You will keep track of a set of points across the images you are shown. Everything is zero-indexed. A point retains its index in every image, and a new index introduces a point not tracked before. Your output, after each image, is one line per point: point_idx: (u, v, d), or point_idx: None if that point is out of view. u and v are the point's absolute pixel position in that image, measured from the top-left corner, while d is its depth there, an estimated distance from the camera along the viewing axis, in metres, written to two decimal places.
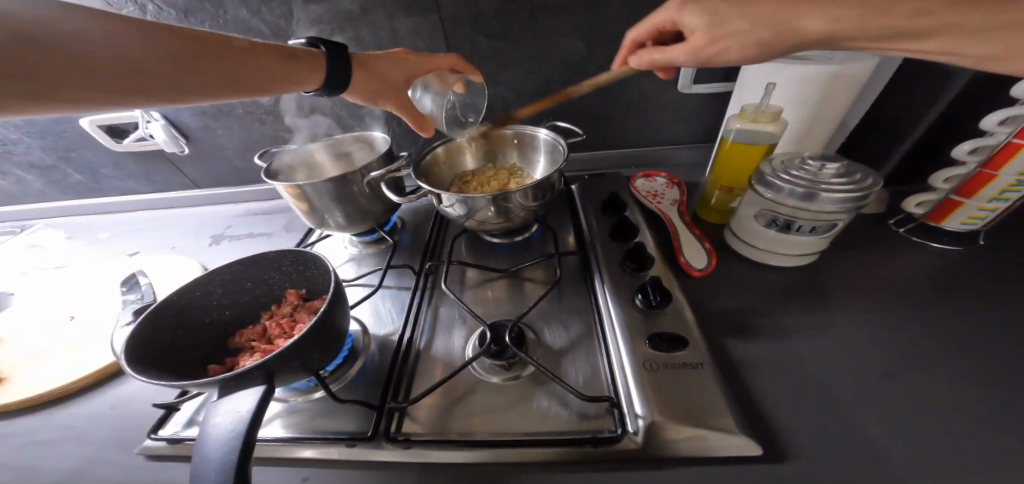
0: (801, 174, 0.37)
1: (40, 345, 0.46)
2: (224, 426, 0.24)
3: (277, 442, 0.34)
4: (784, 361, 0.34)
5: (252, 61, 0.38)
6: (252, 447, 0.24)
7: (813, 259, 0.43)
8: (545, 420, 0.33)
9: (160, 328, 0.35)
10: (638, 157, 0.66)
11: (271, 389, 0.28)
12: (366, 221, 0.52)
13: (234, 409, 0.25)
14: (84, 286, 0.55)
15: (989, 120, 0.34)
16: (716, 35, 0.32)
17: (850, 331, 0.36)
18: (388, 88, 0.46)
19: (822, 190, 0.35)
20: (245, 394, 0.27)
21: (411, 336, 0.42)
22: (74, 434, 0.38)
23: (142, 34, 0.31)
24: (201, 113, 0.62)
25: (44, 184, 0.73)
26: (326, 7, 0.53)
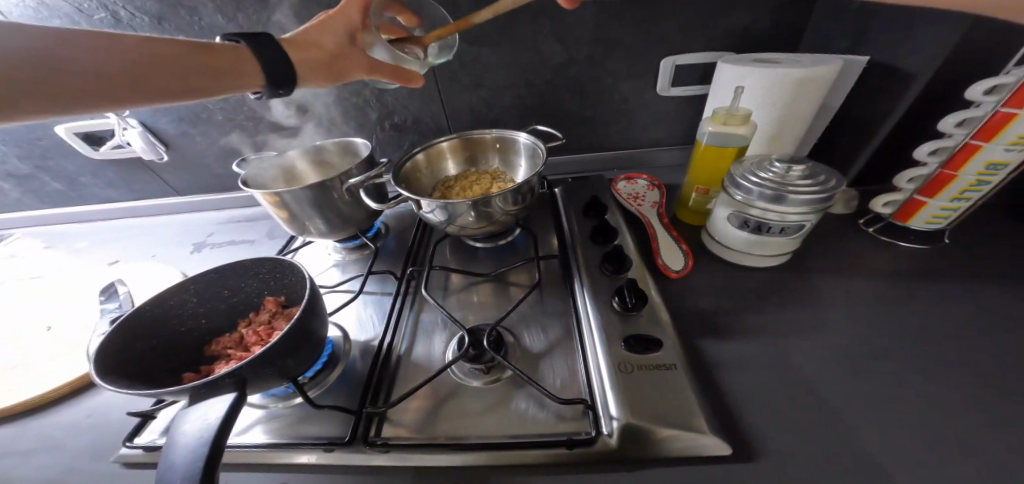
0: (769, 177, 0.38)
1: (11, 357, 0.45)
2: (193, 433, 0.24)
3: (255, 450, 0.34)
4: (756, 360, 0.35)
5: (186, 63, 0.36)
6: (221, 452, 0.24)
7: (787, 259, 0.44)
8: (523, 422, 0.34)
9: (133, 337, 0.35)
10: (621, 158, 0.67)
11: (243, 395, 0.28)
12: (347, 226, 0.51)
13: (204, 417, 0.25)
14: (64, 294, 0.54)
15: (947, 123, 0.35)
16: None
17: (822, 328, 0.37)
18: (341, 57, 0.42)
19: (789, 192, 0.36)
20: (215, 401, 0.27)
21: (392, 341, 0.42)
22: (47, 444, 0.37)
23: (61, 47, 0.30)
24: (180, 119, 0.61)
25: (20, 193, 0.72)
26: (303, 12, 0.53)
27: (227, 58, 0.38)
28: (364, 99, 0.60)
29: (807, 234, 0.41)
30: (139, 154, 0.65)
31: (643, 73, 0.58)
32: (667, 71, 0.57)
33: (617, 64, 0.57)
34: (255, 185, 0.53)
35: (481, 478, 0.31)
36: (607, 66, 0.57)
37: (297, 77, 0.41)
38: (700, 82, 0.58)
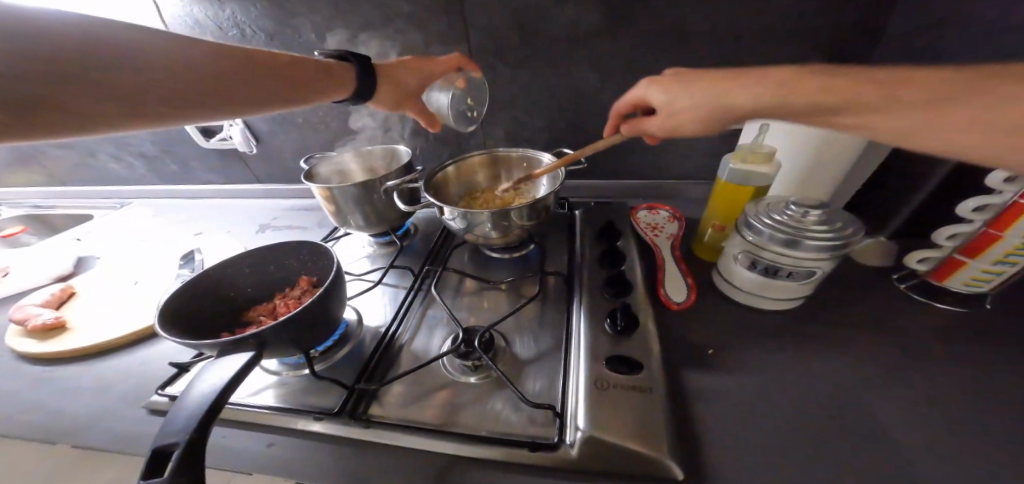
0: (784, 219, 0.36)
1: (109, 301, 0.55)
2: (205, 380, 0.28)
3: (264, 407, 0.39)
4: (745, 400, 0.33)
5: (287, 71, 0.43)
6: (218, 410, 0.26)
7: (798, 305, 0.42)
8: (496, 422, 0.35)
9: (197, 295, 0.41)
10: (648, 187, 0.67)
11: (256, 357, 0.31)
12: (381, 223, 0.57)
13: (213, 376, 0.28)
14: (155, 256, 0.66)
15: (967, 205, 0.35)
16: (672, 109, 0.36)
17: (827, 379, 0.35)
18: (409, 97, 0.56)
19: (804, 237, 0.34)
20: (230, 359, 0.30)
21: (396, 331, 0.46)
22: (108, 382, 0.44)
23: (193, 55, 0.35)
24: (269, 119, 0.73)
25: (145, 170, 0.89)
26: (376, 34, 0.62)
27: (315, 68, 0.47)
28: None
29: (821, 281, 0.39)
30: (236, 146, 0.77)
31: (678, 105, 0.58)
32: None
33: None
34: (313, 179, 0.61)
35: (445, 467, 0.32)
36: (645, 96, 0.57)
37: (374, 96, 0.52)
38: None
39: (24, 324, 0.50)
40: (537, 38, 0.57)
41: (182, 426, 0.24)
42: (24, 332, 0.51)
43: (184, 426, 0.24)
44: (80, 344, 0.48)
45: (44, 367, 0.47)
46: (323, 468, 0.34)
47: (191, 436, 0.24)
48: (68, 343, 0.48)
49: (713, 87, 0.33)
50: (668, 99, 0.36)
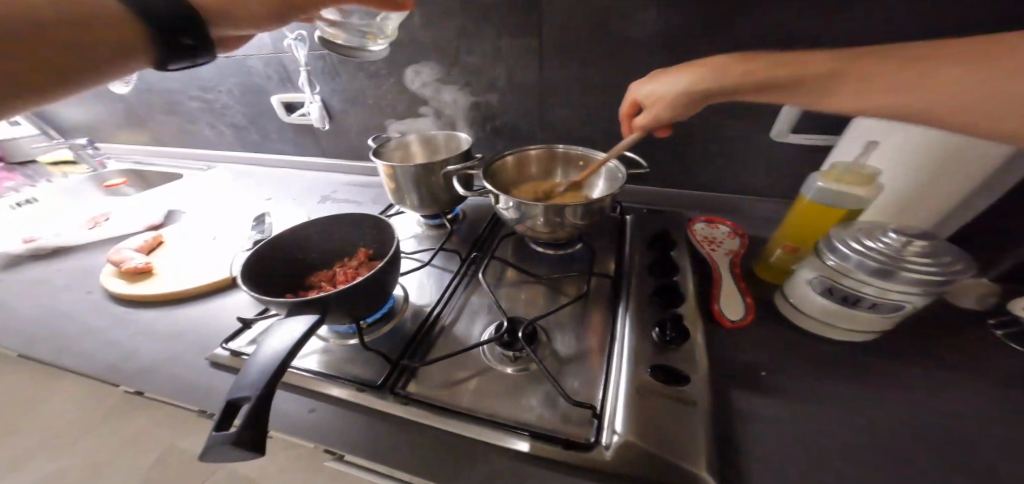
0: (880, 247, 0.33)
1: (190, 252, 0.61)
2: (276, 340, 0.29)
3: (315, 368, 0.42)
4: (800, 438, 0.31)
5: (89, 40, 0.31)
6: (285, 368, 0.27)
7: (865, 338, 0.39)
8: (529, 416, 0.35)
9: (271, 254, 0.44)
10: (708, 199, 0.64)
11: (320, 321, 0.32)
12: (434, 206, 0.59)
13: (284, 335, 0.29)
14: (231, 215, 0.72)
15: None
16: (657, 82, 0.42)
17: (896, 430, 0.32)
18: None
19: (899, 269, 0.31)
20: (298, 321, 0.31)
21: (440, 312, 0.47)
22: (183, 324, 0.48)
23: None
24: (342, 98, 0.77)
25: (227, 136, 0.97)
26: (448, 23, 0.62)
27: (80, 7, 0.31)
28: (478, 102, 0.69)
29: (904, 317, 0.35)
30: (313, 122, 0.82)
31: (758, 115, 0.54)
32: (791, 117, 0.50)
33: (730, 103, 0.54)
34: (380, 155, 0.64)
35: (477, 453, 0.33)
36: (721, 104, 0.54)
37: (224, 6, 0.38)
38: (824, 132, 0.51)
39: (119, 266, 0.56)
40: (611, 37, 0.55)
41: (255, 381, 0.26)
42: (116, 273, 0.56)
43: (256, 381, 0.26)
44: (157, 290, 0.52)
45: (128, 306, 0.52)
46: (367, 432, 0.36)
47: (262, 392, 0.25)
48: (148, 288, 0.53)
49: (690, 76, 0.38)
50: (654, 95, 0.43)
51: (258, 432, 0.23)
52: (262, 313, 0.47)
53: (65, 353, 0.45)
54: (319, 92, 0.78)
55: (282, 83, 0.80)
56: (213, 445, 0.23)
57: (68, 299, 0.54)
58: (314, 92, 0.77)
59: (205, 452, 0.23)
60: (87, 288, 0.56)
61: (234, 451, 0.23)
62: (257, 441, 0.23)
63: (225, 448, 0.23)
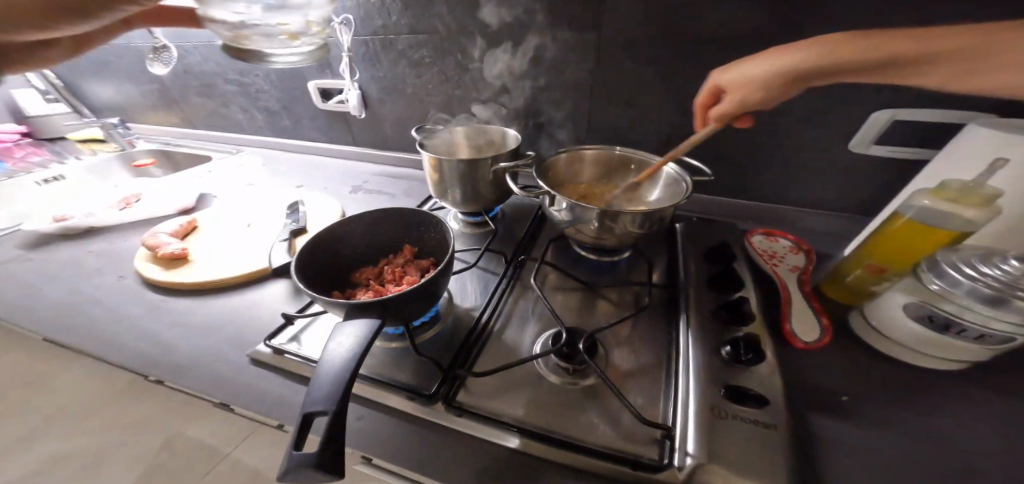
0: (996, 274, 0.30)
1: (225, 239, 0.59)
2: (341, 348, 0.28)
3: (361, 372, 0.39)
4: (898, 474, 0.29)
5: None
6: (354, 381, 0.26)
7: (956, 368, 0.36)
8: (591, 432, 0.33)
9: (322, 247, 0.42)
10: (763, 209, 0.61)
11: (381, 325, 0.31)
12: (478, 203, 0.57)
13: (346, 342, 0.28)
14: (263, 202, 0.70)
15: None
16: (741, 72, 0.41)
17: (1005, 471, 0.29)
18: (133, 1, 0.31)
19: (1019, 298, 0.28)
20: (356, 325, 0.30)
21: (489, 317, 0.45)
22: (220, 316, 0.47)
23: None
24: (381, 86, 0.75)
25: (259, 121, 0.95)
26: (502, 12, 0.59)
27: None
28: (525, 97, 0.67)
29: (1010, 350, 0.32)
30: (349, 110, 0.80)
31: (834, 122, 0.50)
32: (879, 126, 0.48)
33: (801, 108, 0.51)
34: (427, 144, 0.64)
35: (539, 473, 0.31)
36: (791, 109, 0.51)
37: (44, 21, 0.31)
38: (905, 144, 0.49)
39: (154, 251, 0.55)
40: (677, 33, 0.52)
41: (327, 396, 0.25)
42: (149, 258, 0.55)
43: (328, 396, 0.25)
44: (192, 278, 0.51)
45: (161, 293, 0.50)
46: (423, 440, 0.34)
47: (335, 408, 0.24)
48: (184, 275, 0.51)
49: (778, 59, 0.35)
50: (739, 80, 0.41)
51: (333, 454, 0.23)
52: (302, 310, 0.45)
53: (97, 341, 0.43)
54: (358, 79, 0.76)
55: (320, 68, 0.78)
56: (293, 468, 0.22)
57: (100, 282, 0.52)
58: (354, 79, 0.76)
59: (284, 474, 0.22)
60: (119, 272, 0.54)
61: (313, 474, 0.22)
62: (335, 463, 0.22)
63: (305, 471, 0.22)
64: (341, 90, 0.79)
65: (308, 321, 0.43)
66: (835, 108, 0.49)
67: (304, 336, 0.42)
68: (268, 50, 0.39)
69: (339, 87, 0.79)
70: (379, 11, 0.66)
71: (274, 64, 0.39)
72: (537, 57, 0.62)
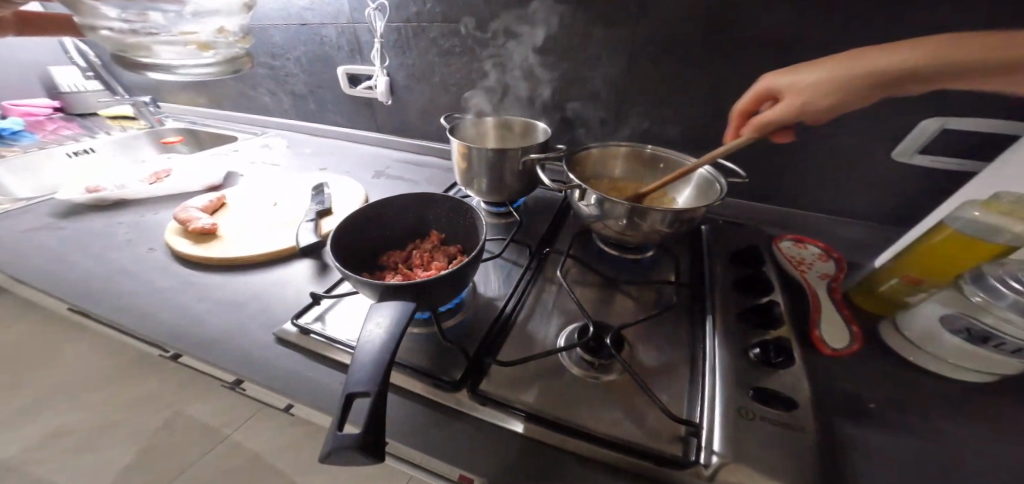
0: None
1: (253, 217, 0.60)
2: (377, 331, 0.28)
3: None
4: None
5: None
6: (393, 364, 0.26)
7: (986, 379, 0.36)
8: (616, 426, 0.33)
9: (355, 228, 0.42)
10: (789, 214, 0.60)
11: (414, 309, 0.31)
12: (503, 194, 0.57)
13: (382, 325, 0.28)
14: (287, 182, 0.71)
15: None
16: (797, 81, 0.40)
17: None
18: None
19: None
20: (389, 309, 0.30)
21: (513, 308, 0.45)
22: (246, 293, 0.47)
23: None
24: (410, 74, 0.76)
25: (285, 104, 0.96)
26: (539, 4, 0.59)
27: None
28: (555, 91, 0.66)
29: None
30: (376, 96, 0.81)
31: (875, 128, 0.49)
32: (925, 137, 0.47)
33: (840, 113, 0.50)
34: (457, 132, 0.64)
35: (562, 464, 0.31)
36: (829, 113, 0.50)
37: None
38: (953, 154, 0.48)
39: (183, 226, 0.55)
40: (718, 32, 0.52)
41: (368, 378, 0.25)
42: (178, 233, 0.55)
43: (369, 377, 0.25)
44: (221, 254, 0.51)
45: (190, 266, 0.51)
46: (451, 422, 0.34)
47: (377, 391, 0.24)
48: (212, 251, 0.52)
49: (847, 65, 0.35)
50: (796, 87, 0.40)
51: (375, 433, 0.23)
52: (327, 290, 0.46)
53: (126, 311, 0.44)
54: (387, 66, 0.76)
55: (350, 54, 0.79)
56: (336, 450, 0.22)
57: (129, 254, 0.53)
58: (383, 65, 0.76)
59: (328, 454, 0.22)
60: (148, 245, 0.55)
61: (356, 454, 0.22)
62: (377, 444, 0.23)
63: (346, 452, 0.22)
64: (369, 76, 0.79)
65: (333, 302, 0.44)
66: (877, 113, 0.48)
67: (329, 316, 0.42)
68: (172, 62, 0.42)
69: (368, 73, 0.79)
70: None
71: (178, 74, 0.43)
72: (570, 50, 0.61)
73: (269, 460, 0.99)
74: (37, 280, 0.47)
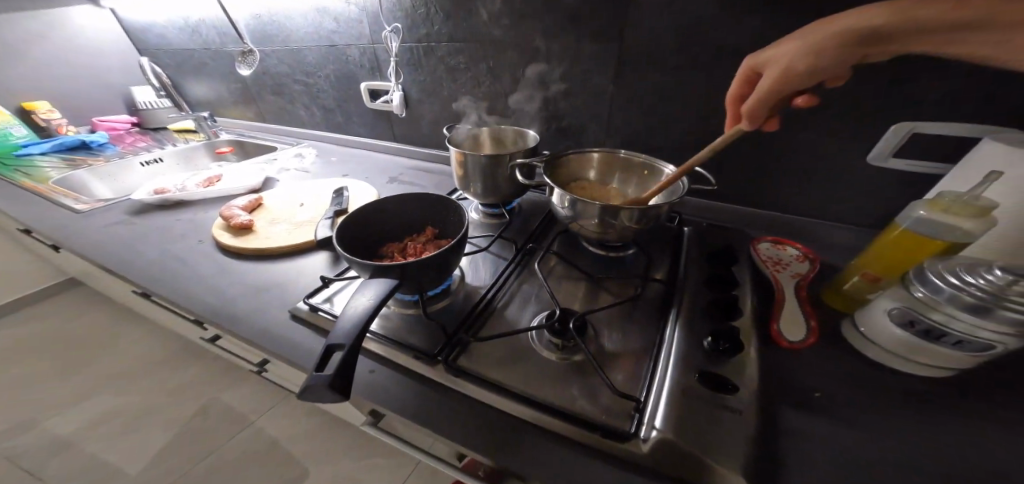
0: (981, 282, 0.30)
1: (281, 214, 0.69)
2: (362, 301, 0.34)
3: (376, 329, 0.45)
4: (848, 457, 0.31)
5: None
6: (368, 327, 0.32)
7: (941, 375, 0.37)
8: (569, 402, 0.36)
9: (358, 221, 0.49)
10: (774, 217, 0.62)
11: (397, 286, 0.37)
12: (496, 195, 0.63)
13: (365, 296, 0.35)
14: (313, 186, 0.80)
15: None
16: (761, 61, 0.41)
17: (962, 468, 0.30)
18: None
19: (1002, 308, 0.29)
20: (376, 284, 0.36)
21: (495, 295, 0.50)
22: (271, 278, 0.55)
23: None
24: (423, 90, 0.84)
25: (319, 119, 1.08)
26: (534, 25, 0.65)
27: None
28: (550, 101, 0.72)
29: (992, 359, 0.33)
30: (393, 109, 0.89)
31: (851, 134, 0.51)
32: (900, 137, 0.47)
33: (817, 119, 0.52)
34: (456, 141, 0.70)
35: (517, 431, 0.36)
36: (805, 120, 0.52)
37: None
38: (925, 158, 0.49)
39: (227, 221, 0.65)
40: (695, 45, 0.55)
41: (346, 335, 0.31)
42: (223, 227, 0.65)
43: (347, 334, 0.31)
44: (255, 245, 0.60)
45: (229, 255, 0.60)
46: (427, 391, 0.40)
47: (351, 344, 0.30)
48: (247, 242, 0.61)
49: (808, 33, 0.36)
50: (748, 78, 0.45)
51: (342, 379, 0.28)
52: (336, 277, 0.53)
53: (177, 291, 0.53)
54: (401, 82, 0.85)
55: (372, 71, 0.88)
56: (311, 386, 0.28)
57: (184, 245, 0.63)
58: (398, 82, 0.85)
59: (307, 388, 0.29)
60: (196, 238, 0.65)
61: (328, 392, 0.28)
62: (343, 385, 0.29)
63: (321, 390, 0.28)
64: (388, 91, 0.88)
65: (341, 285, 0.51)
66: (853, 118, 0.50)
67: (336, 298, 0.49)
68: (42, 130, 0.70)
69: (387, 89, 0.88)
70: (423, 20, 0.74)
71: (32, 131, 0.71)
72: (563, 65, 0.66)
73: (287, 445, 1.08)
74: (116, 264, 0.58)
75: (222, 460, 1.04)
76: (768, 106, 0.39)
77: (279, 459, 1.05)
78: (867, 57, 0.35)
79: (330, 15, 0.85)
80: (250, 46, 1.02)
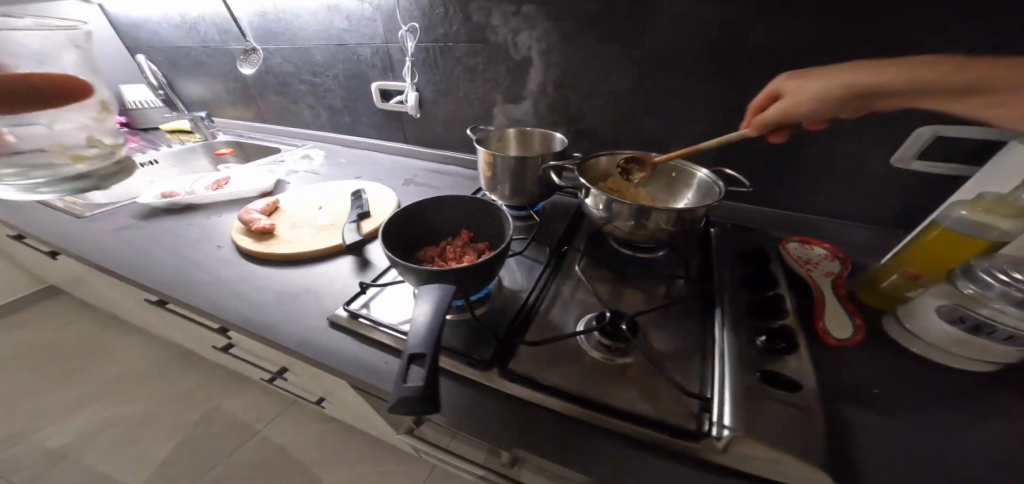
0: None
1: (300, 218, 0.67)
2: (425, 309, 0.34)
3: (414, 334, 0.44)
4: (906, 452, 0.32)
5: None
6: (442, 334, 0.32)
7: (981, 369, 0.38)
8: (632, 403, 0.36)
9: (396, 226, 0.48)
10: (795, 217, 0.63)
11: (453, 289, 0.37)
12: (524, 197, 0.62)
13: (427, 303, 0.34)
14: (328, 188, 0.78)
15: None
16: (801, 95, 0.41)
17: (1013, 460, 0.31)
18: None
19: None
20: (432, 290, 0.35)
21: (535, 298, 0.49)
22: (299, 284, 0.54)
23: None
24: (438, 91, 0.83)
25: (325, 119, 1.06)
26: (558, 27, 0.65)
27: None
28: (571, 103, 0.72)
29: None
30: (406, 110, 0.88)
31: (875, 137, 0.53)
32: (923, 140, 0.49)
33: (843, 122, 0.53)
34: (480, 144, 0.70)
35: (580, 434, 0.35)
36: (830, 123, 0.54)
37: None
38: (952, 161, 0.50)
39: (246, 225, 0.62)
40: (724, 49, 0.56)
41: (422, 343, 0.31)
42: (242, 232, 0.62)
43: (422, 343, 0.31)
44: (282, 249, 0.58)
45: (250, 261, 0.58)
46: (479, 398, 0.39)
47: (430, 353, 0.30)
48: (269, 247, 0.59)
49: (839, 76, 0.37)
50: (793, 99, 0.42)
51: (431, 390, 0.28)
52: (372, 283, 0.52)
53: (202, 299, 0.51)
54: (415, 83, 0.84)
55: (384, 71, 0.87)
56: (401, 399, 0.28)
57: (201, 250, 0.61)
58: (412, 82, 0.83)
59: (396, 403, 0.28)
60: (212, 243, 0.63)
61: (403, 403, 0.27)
62: (432, 394, 0.28)
63: (401, 400, 0.28)
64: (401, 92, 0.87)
65: (377, 291, 0.49)
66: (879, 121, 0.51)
67: (375, 304, 0.48)
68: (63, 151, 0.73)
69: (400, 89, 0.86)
70: (442, 21, 0.73)
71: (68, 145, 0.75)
72: (587, 67, 0.66)
73: (293, 456, 1.05)
74: (132, 271, 0.55)
75: (225, 472, 1.00)
76: (768, 124, 0.44)
77: (285, 469, 1.02)
78: (890, 102, 0.33)
79: (342, 14, 0.83)
80: (253, 44, 0.99)
